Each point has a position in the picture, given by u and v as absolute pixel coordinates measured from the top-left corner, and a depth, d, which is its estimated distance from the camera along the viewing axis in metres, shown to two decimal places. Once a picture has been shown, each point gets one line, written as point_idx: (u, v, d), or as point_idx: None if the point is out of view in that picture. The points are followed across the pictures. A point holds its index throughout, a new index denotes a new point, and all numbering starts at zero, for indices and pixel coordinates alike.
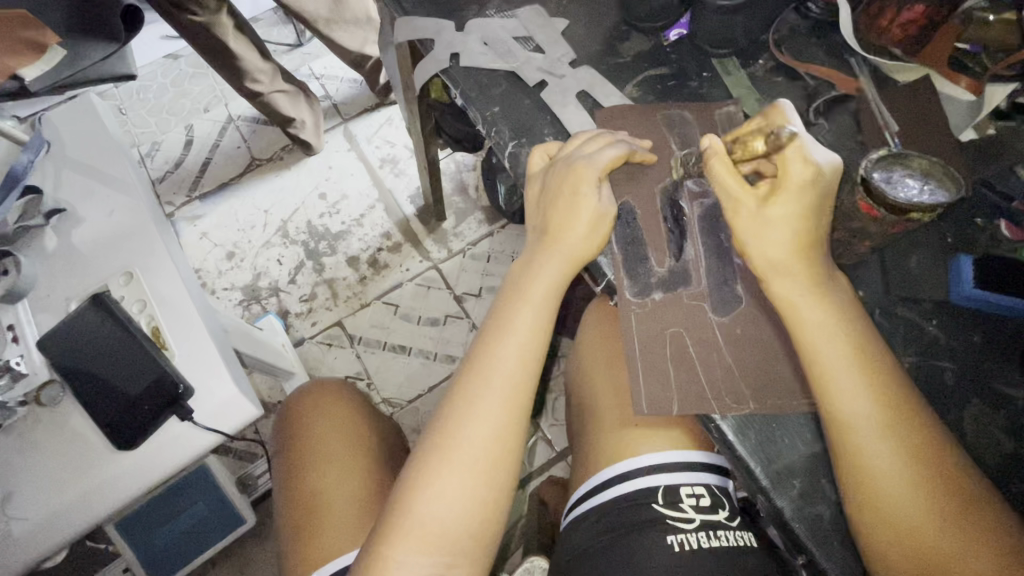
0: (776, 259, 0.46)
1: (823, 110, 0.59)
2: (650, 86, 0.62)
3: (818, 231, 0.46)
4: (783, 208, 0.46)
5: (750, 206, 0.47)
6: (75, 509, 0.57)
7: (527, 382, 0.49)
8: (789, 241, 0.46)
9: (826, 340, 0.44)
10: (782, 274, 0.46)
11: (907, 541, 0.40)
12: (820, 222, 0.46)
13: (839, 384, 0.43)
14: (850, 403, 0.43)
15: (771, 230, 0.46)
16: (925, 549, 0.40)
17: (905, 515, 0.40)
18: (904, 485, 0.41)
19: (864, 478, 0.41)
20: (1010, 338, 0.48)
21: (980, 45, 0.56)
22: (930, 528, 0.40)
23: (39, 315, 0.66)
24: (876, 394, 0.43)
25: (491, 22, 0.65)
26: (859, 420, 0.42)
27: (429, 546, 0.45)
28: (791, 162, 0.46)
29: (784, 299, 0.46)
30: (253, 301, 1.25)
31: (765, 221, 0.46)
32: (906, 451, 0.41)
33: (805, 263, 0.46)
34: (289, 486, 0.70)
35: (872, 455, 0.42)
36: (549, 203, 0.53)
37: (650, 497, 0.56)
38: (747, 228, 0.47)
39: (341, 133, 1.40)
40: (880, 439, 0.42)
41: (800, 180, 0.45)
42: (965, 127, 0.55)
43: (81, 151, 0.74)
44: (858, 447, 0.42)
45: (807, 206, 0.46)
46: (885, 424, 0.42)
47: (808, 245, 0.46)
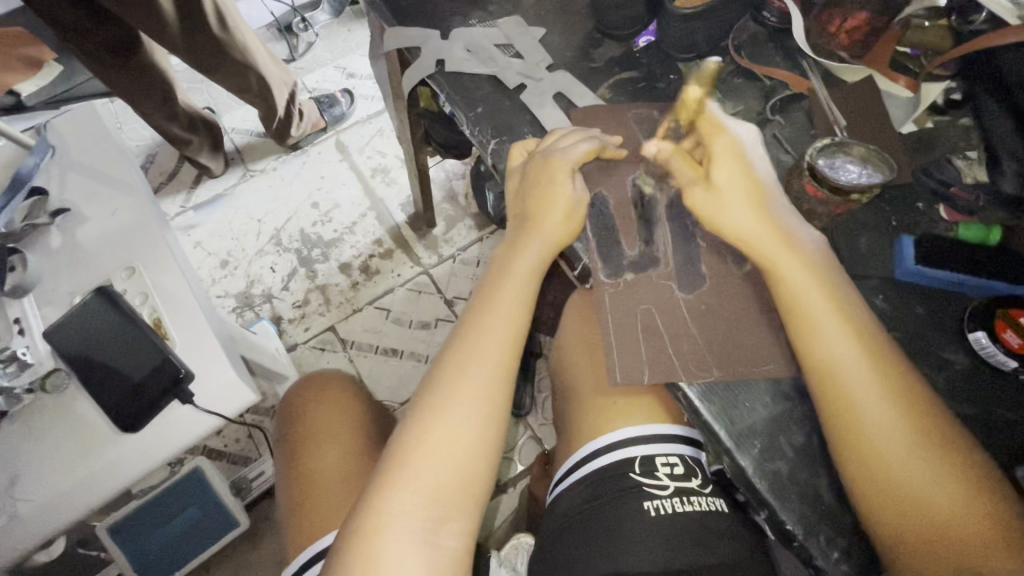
0: (742, 225, 0.52)
1: (778, 108, 0.64)
2: (622, 88, 0.67)
3: (766, 184, 0.54)
4: (724, 172, 0.54)
5: (699, 188, 0.55)
6: (84, 488, 0.60)
7: (514, 354, 0.54)
8: (744, 205, 0.53)
9: (789, 276, 0.50)
10: (760, 238, 0.51)
11: (884, 467, 0.44)
12: (760, 172, 0.54)
13: (819, 324, 0.48)
14: (824, 334, 0.48)
15: (729, 199, 0.53)
16: (900, 473, 0.44)
17: (876, 430, 0.45)
18: (878, 414, 0.45)
19: (843, 407, 0.46)
20: (948, 310, 0.53)
21: (919, 49, 0.64)
22: (905, 456, 0.44)
23: (44, 309, 0.68)
24: (849, 336, 0.48)
25: (474, 31, 0.70)
26: (836, 353, 0.47)
27: (422, 501, 0.48)
28: (721, 139, 0.56)
29: (767, 258, 0.51)
30: (247, 307, 1.27)
31: (716, 188, 0.54)
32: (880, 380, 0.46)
33: (767, 219, 0.52)
34: (296, 467, 0.73)
35: (849, 386, 0.46)
36: (529, 193, 0.58)
37: (627, 467, 0.59)
38: (708, 204, 0.54)
39: (333, 143, 1.45)
40: (856, 372, 0.46)
41: (726, 146, 0.55)
42: (905, 121, 0.61)
43: (85, 155, 0.78)
44: (838, 379, 0.47)
45: (740, 166, 0.54)
46: (852, 349, 0.47)
47: (759, 197, 0.53)
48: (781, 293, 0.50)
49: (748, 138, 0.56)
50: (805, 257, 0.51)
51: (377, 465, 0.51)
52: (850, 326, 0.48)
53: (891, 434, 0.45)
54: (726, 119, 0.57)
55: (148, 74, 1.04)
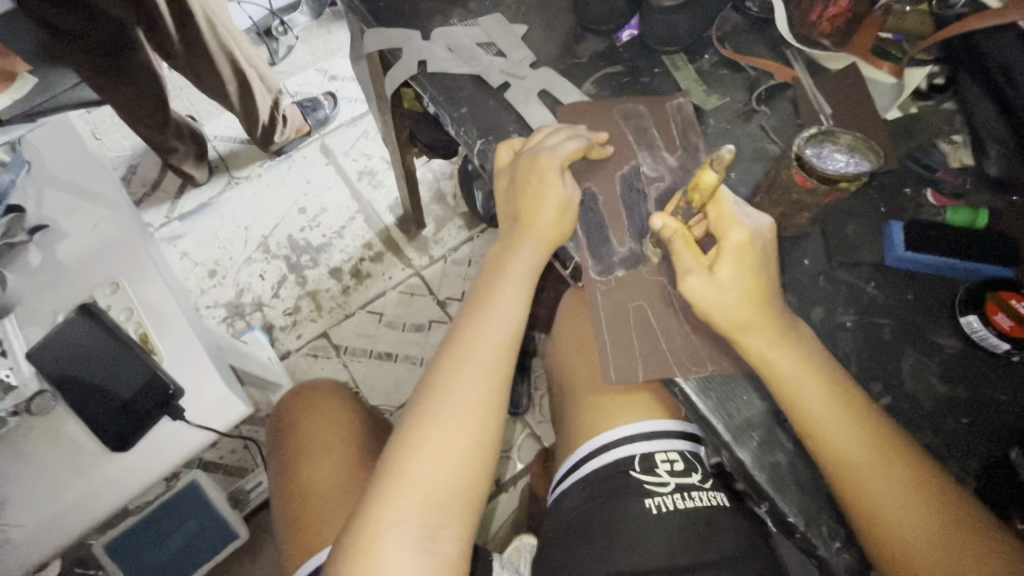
0: (733, 315, 0.48)
1: (764, 98, 0.64)
2: (606, 83, 0.66)
3: (768, 282, 0.49)
4: (730, 271, 0.49)
5: (701, 274, 0.49)
6: (76, 510, 0.58)
7: (508, 357, 0.53)
8: (741, 299, 0.48)
9: (774, 354, 0.47)
10: (752, 330, 0.48)
11: (893, 531, 0.43)
12: (769, 274, 0.49)
13: (803, 392, 0.47)
14: (809, 393, 0.47)
15: (727, 291, 0.48)
16: (906, 530, 0.43)
17: (881, 491, 0.44)
18: (879, 474, 0.44)
19: (843, 473, 0.45)
20: (938, 294, 0.53)
21: (901, 35, 0.64)
22: (911, 515, 0.44)
23: (26, 328, 0.67)
24: (827, 389, 0.47)
25: (455, 30, 0.69)
26: (823, 417, 0.46)
27: (419, 508, 0.47)
28: (730, 231, 0.50)
29: (757, 351, 0.48)
30: (236, 316, 1.26)
31: (719, 282, 0.48)
32: (867, 437, 0.45)
33: (764, 314, 0.48)
34: (282, 502, 0.72)
35: (844, 449, 0.45)
36: (518, 193, 0.57)
37: (627, 464, 0.59)
38: (700, 290, 0.49)
39: (318, 147, 1.43)
40: (851, 436, 0.45)
41: (739, 244, 0.49)
42: (890, 107, 0.61)
43: (61, 169, 0.75)
44: (831, 444, 0.45)
45: (750, 267, 0.49)
46: (835, 406, 0.46)
47: (761, 296, 0.48)
48: (758, 362, 0.48)
49: (764, 235, 0.50)
50: (779, 328, 0.48)
51: (372, 473, 0.50)
52: (839, 396, 0.47)
53: (903, 502, 0.44)
54: (741, 211, 0.51)
55: (143, 76, 1.01)
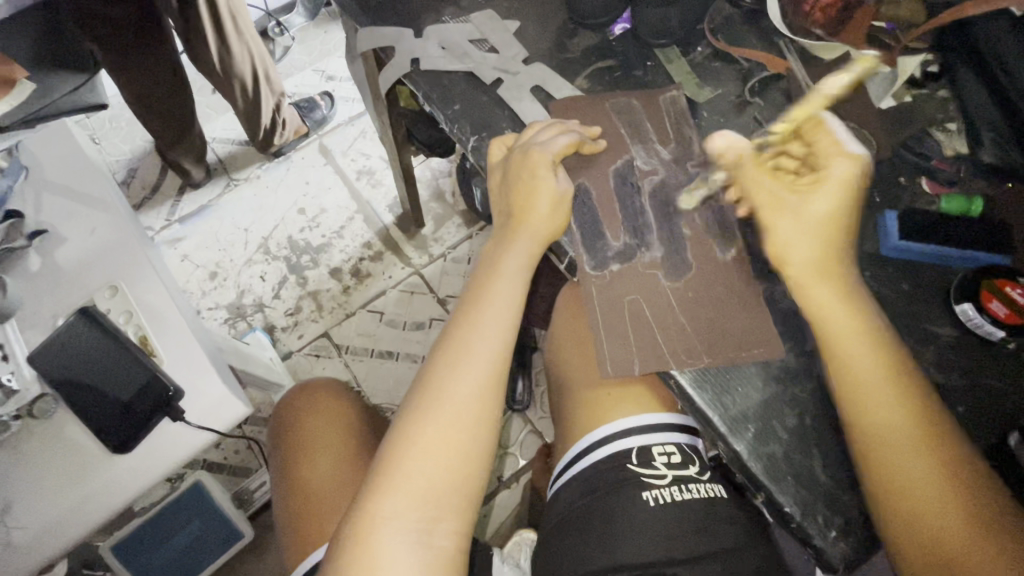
0: (811, 258, 0.49)
1: (757, 89, 0.64)
2: (599, 78, 0.66)
3: (848, 226, 0.50)
4: (823, 207, 0.49)
5: (787, 215, 0.50)
6: (79, 511, 0.59)
7: (505, 352, 0.54)
8: (817, 241, 0.49)
9: (835, 308, 0.48)
10: (817, 280, 0.49)
11: (914, 500, 0.43)
12: (852, 212, 0.50)
13: (848, 352, 0.47)
14: (856, 358, 0.47)
15: (807, 228, 0.49)
16: (935, 512, 0.43)
17: (911, 468, 0.44)
18: (909, 441, 0.45)
19: (875, 436, 0.45)
20: (934, 283, 0.53)
21: (893, 24, 0.63)
22: (944, 497, 0.43)
23: (27, 333, 0.67)
24: (875, 354, 0.47)
25: (447, 27, 0.69)
26: (867, 382, 0.46)
27: (417, 502, 0.48)
28: (827, 166, 0.50)
29: (818, 301, 0.49)
30: (238, 318, 1.26)
31: (806, 219, 0.49)
32: (905, 410, 0.45)
33: (834, 265, 0.49)
34: (284, 495, 0.72)
35: (879, 411, 0.45)
36: (511, 189, 0.57)
37: (624, 458, 0.59)
38: (789, 229, 0.50)
39: (316, 148, 1.43)
40: (891, 407, 0.45)
41: (838, 177, 0.50)
42: (884, 96, 0.61)
43: (58, 173, 0.76)
44: (866, 406, 0.46)
45: (847, 198, 0.50)
46: (881, 372, 0.46)
47: (836, 240, 0.49)
48: (817, 311, 0.49)
49: (866, 165, 0.51)
50: (845, 283, 0.49)
51: (371, 467, 0.50)
52: (886, 362, 0.47)
53: (934, 482, 0.43)
54: (845, 141, 0.51)
55: (160, 66, 1.03)
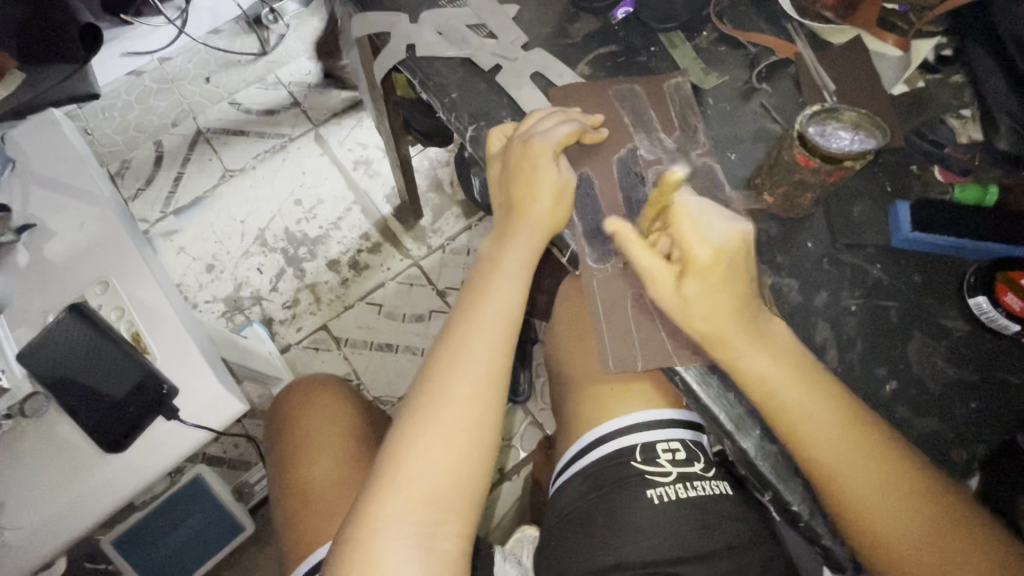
0: (706, 326, 0.46)
1: (766, 75, 0.61)
2: (601, 64, 0.64)
3: (745, 291, 0.46)
4: (697, 286, 0.46)
5: (668, 285, 0.47)
6: (72, 512, 0.58)
7: (502, 351, 0.52)
8: (717, 308, 0.45)
9: (750, 363, 0.45)
10: (722, 335, 0.46)
11: (872, 522, 0.43)
12: (740, 283, 0.46)
13: (784, 400, 0.45)
14: (783, 388, 0.45)
15: (695, 306, 0.46)
16: (892, 526, 0.42)
17: (863, 490, 0.43)
18: (864, 478, 0.43)
19: (827, 478, 0.44)
20: (946, 275, 0.52)
21: (908, 6, 0.61)
22: (899, 511, 0.42)
23: (17, 330, 0.66)
24: (802, 383, 0.45)
25: (444, 12, 0.67)
26: (802, 412, 0.44)
27: (416, 505, 0.47)
28: (694, 245, 0.46)
29: (727, 354, 0.46)
30: (235, 311, 1.25)
31: (683, 297, 0.46)
32: (847, 435, 0.44)
33: (738, 319, 0.46)
34: (283, 493, 0.71)
35: (827, 454, 0.44)
36: (512, 180, 0.56)
37: (628, 455, 0.58)
38: (667, 305, 0.47)
39: (312, 138, 1.40)
40: (832, 433, 0.44)
41: (707, 258, 0.45)
42: (896, 82, 0.59)
43: (46, 166, 0.73)
44: (804, 434, 0.44)
45: (720, 279, 0.45)
46: (813, 400, 0.45)
47: (737, 304, 0.46)
48: (739, 373, 0.46)
49: (732, 246, 0.46)
50: (753, 321, 0.46)
51: (369, 470, 0.49)
52: (816, 389, 0.45)
53: (890, 498, 0.43)
54: (705, 222, 0.46)
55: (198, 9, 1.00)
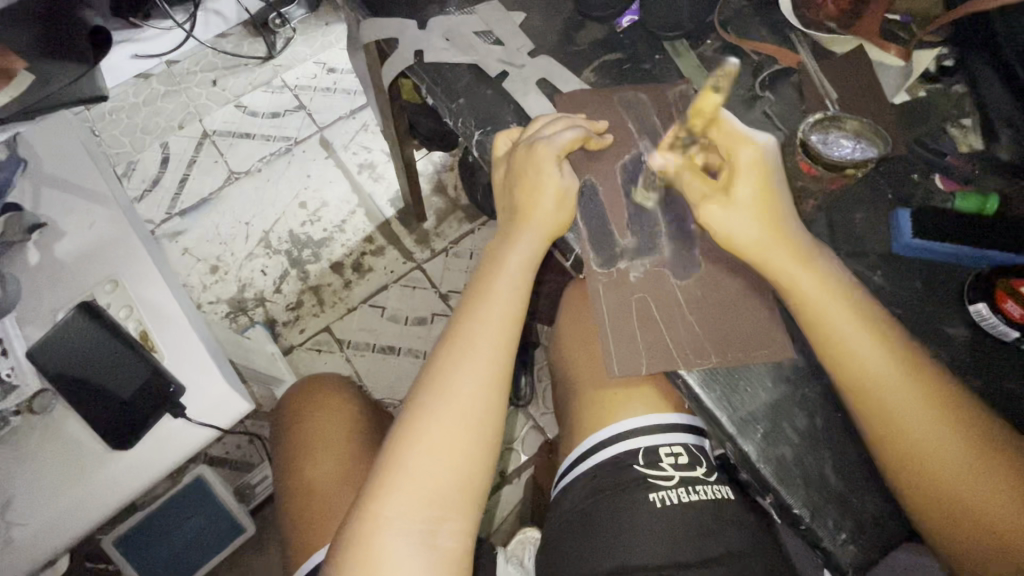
0: (755, 235, 0.49)
1: (768, 84, 0.62)
2: (607, 71, 0.65)
3: (780, 193, 0.51)
4: (747, 192, 0.50)
5: (718, 199, 0.50)
6: (78, 511, 0.59)
7: (508, 350, 0.53)
8: (759, 222, 0.49)
9: (790, 267, 0.49)
10: (769, 248, 0.49)
11: (914, 450, 0.45)
12: (783, 191, 0.51)
13: (790, 272, 0.49)
14: (824, 298, 0.48)
15: (740, 210, 0.50)
16: (931, 454, 0.45)
17: (902, 416, 0.45)
18: (870, 357, 0.47)
19: (869, 403, 0.46)
20: (948, 282, 0.52)
21: (909, 16, 0.62)
22: (938, 441, 0.45)
23: (26, 328, 0.66)
24: (839, 299, 0.48)
25: (452, 19, 0.68)
26: (840, 328, 0.47)
27: (420, 502, 0.47)
28: (738, 149, 0.51)
29: (782, 275, 0.49)
30: (239, 312, 1.26)
31: (734, 204, 0.50)
32: (886, 351, 0.47)
33: (783, 237, 0.49)
34: (287, 490, 0.72)
35: (855, 349, 0.47)
36: (517, 184, 0.56)
37: (631, 459, 0.59)
38: (718, 217, 0.50)
39: (318, 141, 1.42)
40: (874, 356, 0.46)
41: (750, 159, 0.50)
42: (896, 91, 0.60)
43: (57, 165, 0.74)
44: (846, 354, 0.47)
45: (763, 182, 0.50)
46: (851, 316, 0.48)
47: (776, 221, 0.50)
48: (781, 282, 0.49)
49: (772, 150, 0.51)
50: (794, 243, 0.49)
51: (371, 466, 0.50)
52: (852, 307, 0.48)
53: (928, 428, 0.45)
54: (744, 130, 0.52)
55: None
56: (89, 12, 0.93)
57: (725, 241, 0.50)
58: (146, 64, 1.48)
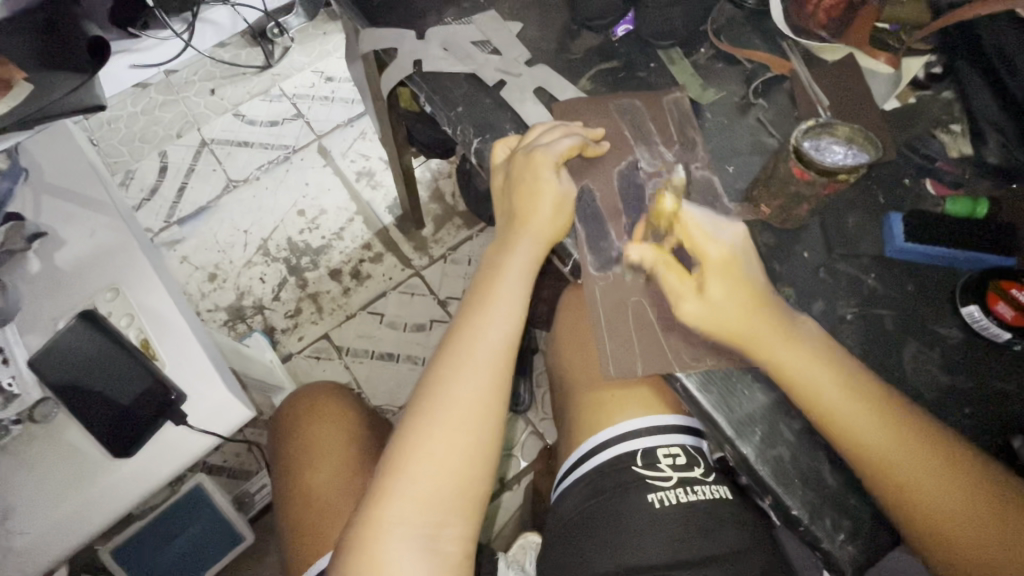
0: (733, 325, 0.49)
1: (761, 91, 0.64)
2: (602, 79, 0.66)
3: (756, 285, 0.51)
4: (720, 287, 0.50)
5: (693, 295, 0.50)
6: (80, 519, 0.59)
7: (508, 356, 0.53)
8: (737, 312, 0.49)
9: (777, 350, 0.48)
10: (750, 334, 0.49)
11: (932, 515, 0.44)
12: (757, 283, 0.51)
13: (780, 355, 0.48)
14: (814, 374, 0.47)
15: (717, 305, 0.50)
16: (948, 516, 0.44)
17: (911, 483, 0.45)
18: (866, 428, 0.46)
19: (876, 473, 0.45)
20: (939, 285, 0.53)
21: (898, 24, 0.63)
22: (952, 501, 0.44)
23: (27, 336, 0.67)
24: (827, 368, 0.48)
25: (450, 29, 0.69)
26: (833, 400, 0.47)
27: (421, 507, 0.48)
28: (706, 244, 0.51)
29: (769, 356, 0.48)
30: (238, 320, 1.26)
31: (711, 300, 0.50)
32: (879, 419, 0.46)
33: (762, 320, 0.49)
34: (287, 497, 0.72)
35: (850, 420, 0.46)
36: (516, 190, 0.57)
37: (629, 461, 0.59)
38: (694, 310, 0.50)
39: (316, 149, 1.42)
40: (867, 423, 0.46)
41: (720, 256, 0.51)
42: (887, 98, 0.61)
43: (57, 176, 0.74)
44: (843, 429, 0.46)
45: (736, 278, 0.50)
46: (840, 386, 0.47)
47: (754, 307, 0.50)
48: (769, 366, 0.48)
49: (739, 244, 0.52)
50: (777, 321, 0.49)
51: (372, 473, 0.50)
52: (840, 376, 0.47)
53: (938, 489, 0.44)
54: (709, 224, 0.53)
55: None
56: (90, 23, 0.94)
57: (707, 336, 0.50)
58: (146, 74, 1.48)
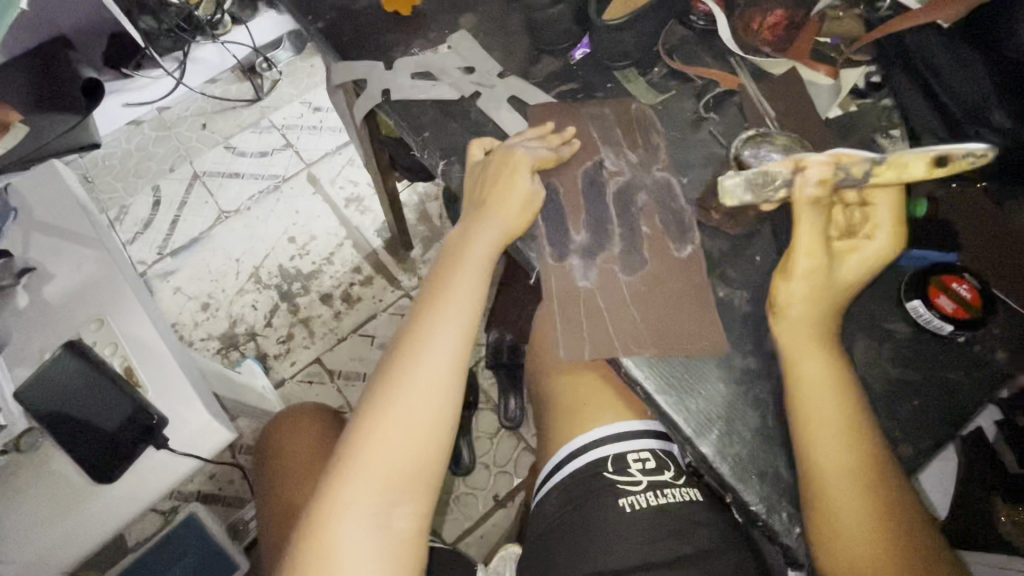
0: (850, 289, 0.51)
1: (713, 105, 0.67)
2: (563, 101, 0.69)
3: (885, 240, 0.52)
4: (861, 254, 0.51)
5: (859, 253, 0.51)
6: (66, 544, 0.60)
7: (466, 341, 0.55)
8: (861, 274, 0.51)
9: (804, 341, 0.50)
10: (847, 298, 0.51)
11: (842, 530, 0.45)
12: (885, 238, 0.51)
13: (800, 348, 0.50)
14: (812, 373, 0.49)
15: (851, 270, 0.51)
16: (854, 535, 0.45)
17: (838, 494, 0.46)
18: (828, 427, 0.48)
19: (816, 472, 0.47)
20: (892, 282, 0.55)
21: (838, 37, 0.67)
22: (864, 522, 0.46)
23: (14, 368, 0.69)
24: (827, 363, 0.50)
25: (417, 59, 0.72)
26: (814, 393, 0.49)
27: (374, 487, 0.49)
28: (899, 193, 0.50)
29: (795, 343, 0.51)
30: (231, 347, 1.28)
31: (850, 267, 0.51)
32: (841, 426, 0.48)
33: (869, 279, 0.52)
34: (271, 509, 0.74)
35: (816, 420, 0.48)
36: (485, 186, 0.60)
37: (600, 467, 0.60)
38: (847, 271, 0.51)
39: (305, 177, 1.46)
40: (827, 420, 0.48)
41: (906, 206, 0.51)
42: (829, 108, 0.64)
43: (43, 212, 0.76)
44: (806, 420, 0.48)
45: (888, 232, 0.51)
46: (825, 380, 0.49)
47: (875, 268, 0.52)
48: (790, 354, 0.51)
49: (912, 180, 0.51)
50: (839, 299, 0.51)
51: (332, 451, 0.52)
52: (832, 375, 0.49)
53: (859, 504, 0.46)
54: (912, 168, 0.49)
55: None
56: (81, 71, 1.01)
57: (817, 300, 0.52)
58: (139, 111, 1.52)
